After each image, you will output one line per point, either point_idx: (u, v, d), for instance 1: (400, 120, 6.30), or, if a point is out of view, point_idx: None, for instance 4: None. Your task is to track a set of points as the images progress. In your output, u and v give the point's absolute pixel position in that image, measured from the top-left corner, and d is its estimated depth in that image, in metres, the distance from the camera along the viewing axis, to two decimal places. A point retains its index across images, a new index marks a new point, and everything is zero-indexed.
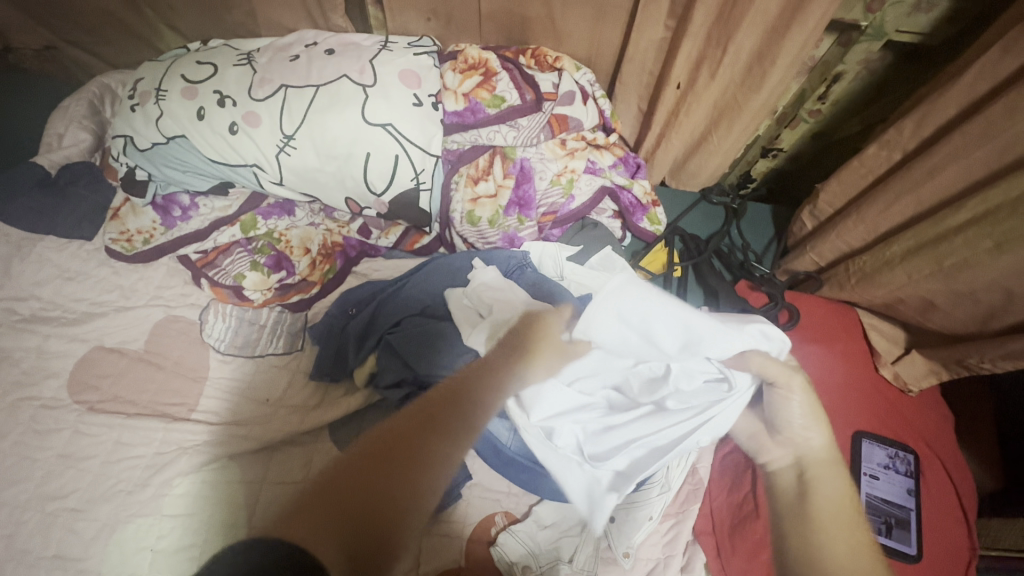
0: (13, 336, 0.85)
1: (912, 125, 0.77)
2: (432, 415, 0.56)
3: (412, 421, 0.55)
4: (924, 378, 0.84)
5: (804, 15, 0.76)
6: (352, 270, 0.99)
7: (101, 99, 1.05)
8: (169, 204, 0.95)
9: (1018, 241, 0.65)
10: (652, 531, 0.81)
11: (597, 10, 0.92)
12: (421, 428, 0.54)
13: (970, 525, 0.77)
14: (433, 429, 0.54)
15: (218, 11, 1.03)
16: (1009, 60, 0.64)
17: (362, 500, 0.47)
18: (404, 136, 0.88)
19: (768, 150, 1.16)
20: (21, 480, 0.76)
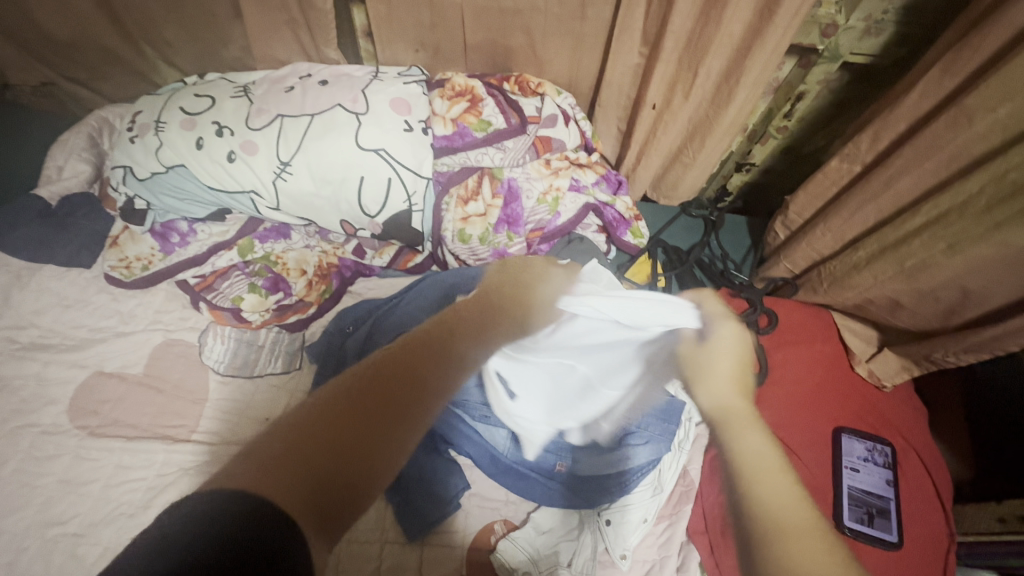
0: (13, 365, 0.86)
1: (869, 139, 0.83)
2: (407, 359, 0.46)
3: (384, 365, 0.45)
4: (896, 375, 0.89)
5: (765, 41, 0.83)
6: (347, 290, 1.03)
7: (99, 133, 1.08)
8: (167, 231, 0.97)
9: (969, 242, 0.71)
10: (647, 532, 0.84)
11: (576, 39, 0.98)
12: (394, 373, 0.44)
13: (947, 511, 0.81)
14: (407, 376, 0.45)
15: (215, 46, 1.08)
16: (949, 79, 0.71)
17: (319, 456, 0.37)
18: (396, 160, 0.92)
19: (742, 165, 1.23)
20: (22, 507, 0.77)
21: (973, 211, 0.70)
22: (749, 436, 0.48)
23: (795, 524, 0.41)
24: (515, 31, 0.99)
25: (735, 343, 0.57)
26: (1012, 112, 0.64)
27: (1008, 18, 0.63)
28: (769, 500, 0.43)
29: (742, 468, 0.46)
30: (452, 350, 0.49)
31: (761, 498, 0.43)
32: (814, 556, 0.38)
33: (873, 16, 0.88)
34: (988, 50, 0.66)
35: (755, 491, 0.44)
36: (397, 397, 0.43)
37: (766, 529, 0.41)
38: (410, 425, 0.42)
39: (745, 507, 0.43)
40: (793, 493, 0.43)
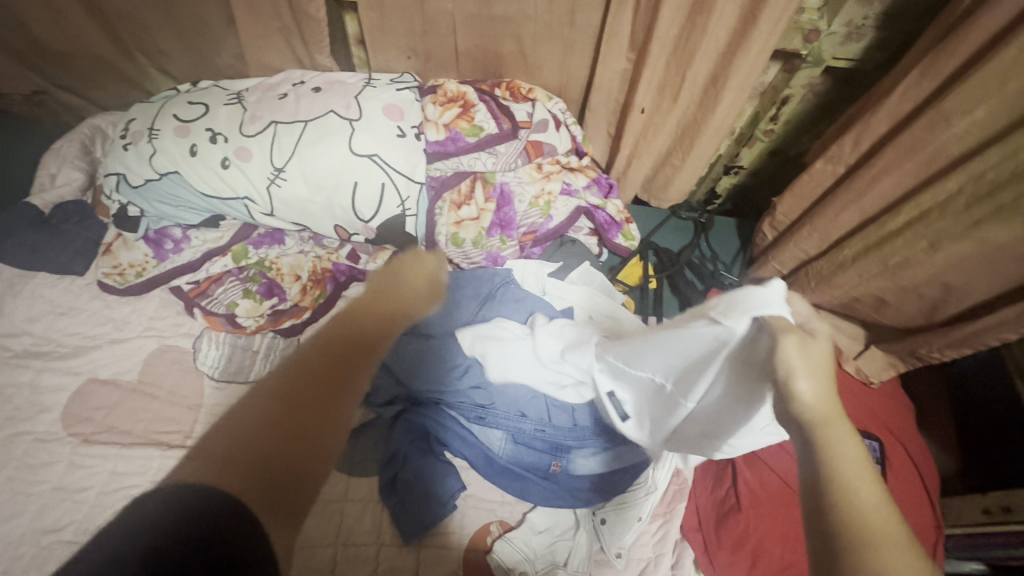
0: (7, 372, 0.86)
1: (851, 141, 0.86)
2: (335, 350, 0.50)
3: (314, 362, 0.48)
4: (884, 371, 0.91)
5: (750, 47, 0.85)
6: (342, 295, 1.01)
7: (92, 140, 1.09)
8: (161, 238, 0.99)
9: (949, 239, 0.73)
10: (642, 532, 0.84)
11: (565, 46, 1.00)
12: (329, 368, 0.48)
13: (934, 505, 0.83)
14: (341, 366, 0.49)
15: (208, 54, 1.09)
16: (926, 82, 0.74)
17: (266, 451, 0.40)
18: (389, 165, 0.93)
19: (730, 167, 1.25)
20: (17, 515, 0.76)
21: (952, 210, 0.72)
22: (844, 439, 0.43)
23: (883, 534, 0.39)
24: (506, 37, 1.00)
25: (822, 350, 0.46)
26: (987, 113, 0.66)
27: (981, 23, 0.65)
28: (856, 505, 0.40)
29: (831, 470, 0.41)
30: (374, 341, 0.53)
31: (848, 504, 0.40)
32: (905, 571, 0.37)
33: (854, 22, 0.90)
34: (964, 54, 0.68)
35: (842, 500, 0.40)
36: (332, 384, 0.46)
37: (848, 537, 0.39)
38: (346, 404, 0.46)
39: (831, 513, 0.40)
40: (879, 497, 0.40)
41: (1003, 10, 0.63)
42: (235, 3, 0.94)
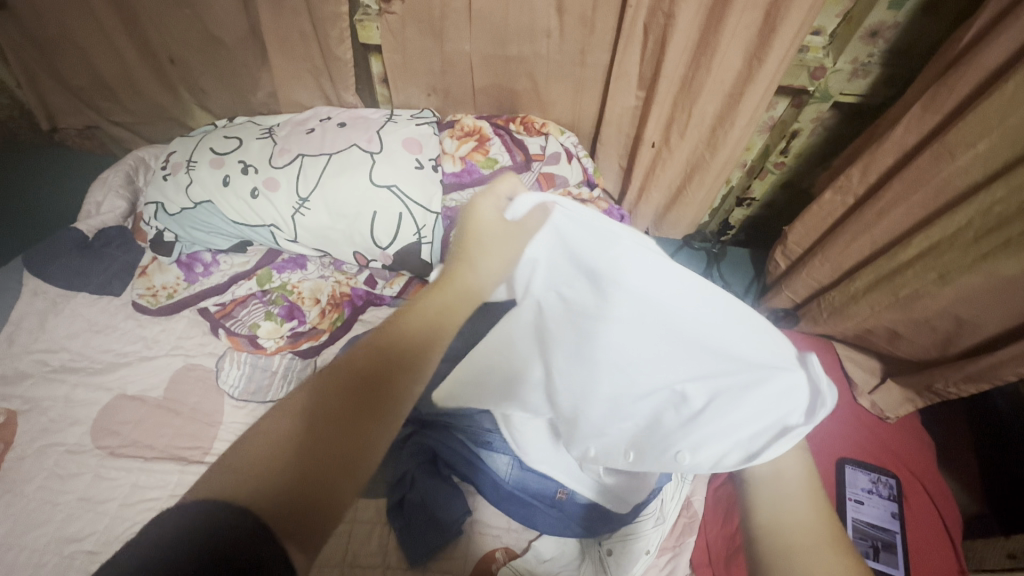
0: (45, 386, 0.92)
1: (859, 171, 0.86)
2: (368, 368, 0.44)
3: (346, 385, 0.43)
4: (901, 406, 0.89)
5: (754, 85, 0.88)
6: (358, 319, 1.05)
7: (136, 171, 1.17)
8: (193, 262, 1.05)
9: (957, 272, 0.73)
10: (650, 565, 0.81)
11: (576, 83, 1.05)
12: (368, 401, 0.43)
13: (957, 549, 0.80)
14: (361, 398, 0.43)
15: (245, 93, 1.18)
16: (930, 115, 0.75)
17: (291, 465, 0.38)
18: (407, 195, 0.98)
19: (743, 199, 1.26)
20: (43, 523, 0.80)
21: (962, 242, 0.72)
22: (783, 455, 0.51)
23: (802, 539, 0.45)
24: (520, 76, 1.06)
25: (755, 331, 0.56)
26: (990, 146, 0.67)
27: (981, 59, 0.67)
28: (792, 510, 0.47)
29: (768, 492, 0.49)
30: (425, 342, 0.48)
31: (779, 510, 0.47)
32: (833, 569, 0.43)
33: (859, 59, 0.93)
34: (966, 88, 0.70)
35: (772, 507, 0.48)
36: (321, 417, 0.41)
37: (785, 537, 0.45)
38: (371, 448, 0.41)
39: (764, 527, 0.47)
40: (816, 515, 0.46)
41: (1000, 47, 0.65)
42: (270, 48, 1.02)
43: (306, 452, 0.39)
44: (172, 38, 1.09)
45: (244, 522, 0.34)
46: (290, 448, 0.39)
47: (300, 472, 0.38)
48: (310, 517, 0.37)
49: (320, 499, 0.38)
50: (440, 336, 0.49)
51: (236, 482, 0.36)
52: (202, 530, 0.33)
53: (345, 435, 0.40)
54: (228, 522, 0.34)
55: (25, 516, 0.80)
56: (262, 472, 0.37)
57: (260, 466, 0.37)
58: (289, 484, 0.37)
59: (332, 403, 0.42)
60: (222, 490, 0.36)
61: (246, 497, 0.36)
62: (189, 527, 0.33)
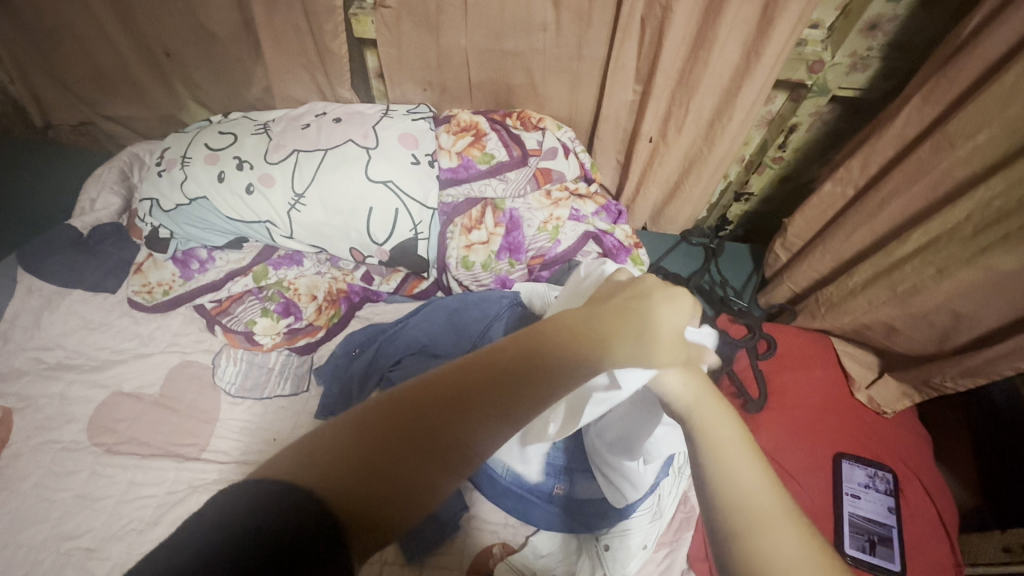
0: (40, 384, 0.91)
1: (859, 164, 0.86)
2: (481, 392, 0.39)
3: (429, 390, 0.38)
4: (897, 401, 0.89)
5: (752, 78, 0.88)
6: (356, 314, 1.06)
7: (130, 167, 1.17)
8: (188, 258, 1.04)
9: (956, 266, 0.72)
10: (647, 560, 0.81)
11: (574, 78, 1.04)
12: (447, 417, 0.37)
13: (952, 542, 0.80)
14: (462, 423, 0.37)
15: (240, 88, 1.18)
16: (929, 107, 0.74)
17: (358, 455, 0.34)
18: (403, 191, 0.98)
19: (741, 194, 1.25)
20: (39, 521, 0.80)
21: (960, 237, 0.71)
22: (725, 430, 0.46)
23: (767, 516, 0.39)
24: (516, 70, 1.05)
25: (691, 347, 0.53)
26: (990, 138, 0.66)
27: (980, 50, 0.66)
28: (740, 485, 0.41)
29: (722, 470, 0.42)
30: (545, 376, 0.42)
31: (726, 485, 0.41)
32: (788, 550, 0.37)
33: (858, 53, 0.92)
34: (966, 79, 0.69)
35: (719, 487, 0.42)
36: (410, 425, 0.36)
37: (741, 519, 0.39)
38: (439, 471, 0.36)
39: (715, 508, 0.41)
40: (767, 487, 0.41)
41: (999, 38, 0.64)
42: (265, 43, 1.02)
43: (381, 452, 0.34)
44: (167, 31, 1.09)
45: (290, 505, 0.30)
46: (365, 436, 0.35)
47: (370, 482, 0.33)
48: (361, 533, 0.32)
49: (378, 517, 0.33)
50: (568, 369, 0.44)
51: (296, 458, 0.33)
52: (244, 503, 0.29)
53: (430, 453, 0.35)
54: (280, 506, 0.30)
55: (22, 514, 0.80)
56: (323, 459, 0.33)
57: (329, 456, 0.33)
58: (350, 477, 0.33)
59: (427, 416, 0.37)
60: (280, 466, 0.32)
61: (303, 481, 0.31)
62: (236, 506, 0.29)
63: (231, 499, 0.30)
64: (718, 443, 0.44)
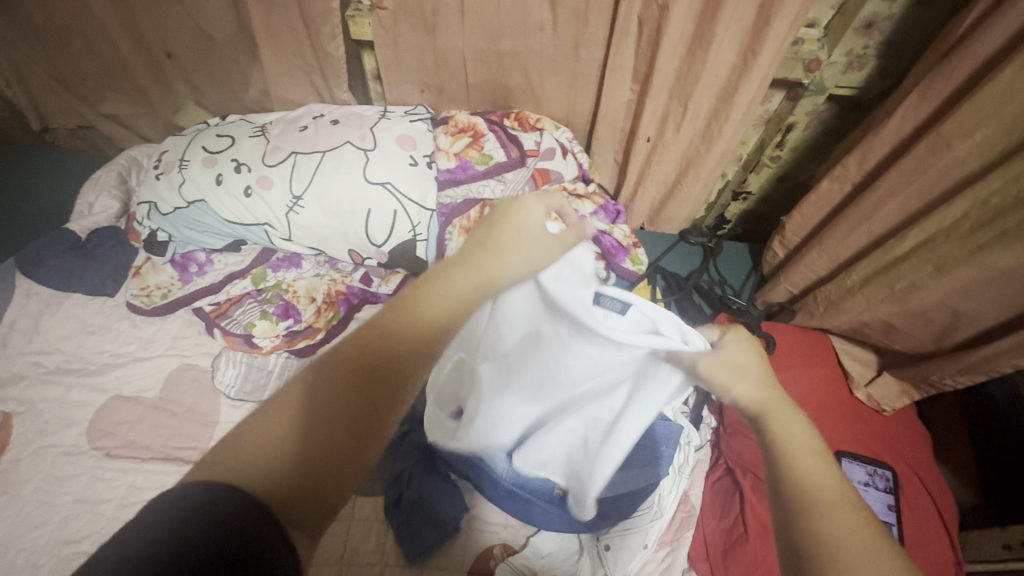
0: (40, 388, 0.91)
1: (856, 162, 0.86)
2: (379, 351, 0.42)
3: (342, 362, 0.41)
4: (897, 399, 0.89)
5: (747, 78, 0.88)
6: (354, 317, 1.05)
7: (128, 171, 1.16)
8: (186, 261, 1.04)
9: (954, 264, 0.73)
10: (648, 559, 0.80)
11: (570, 78, 1.04)
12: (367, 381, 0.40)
13: (952, 538, 0.80)
14: (371, 383, 0.40)
15: (238, 91, 1.18)
16: (926, 105, 0.75)
17: (297, 449, 0.37)
18: (401, 192, 0.98)
19: (739, 193, 1.26)
20: (39, 525, 0.80)
21: (958, 235, 0.71)
22: (793, 430, 0.43)
23: (828, 503, 0.38)
24: (513, 71, 1.05)
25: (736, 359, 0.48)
26: (986, 136, 0.66)
27: (976, 48, 0.66)
28: (807, 474, 0.40)
29: (786, 456, 0.41)
30: (439, 330, 0.44)
31: (798, 477, 0.40)
32: (851, 531, 0.37)
33: (854, 51, 0.93)
34: (961, 77, 0.70)
35: (794, 483, 0.40)
36: (324, 404, 0.39)
37: (804, 502, 0.39)
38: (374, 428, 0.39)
39: (787, 490, 0.40)
40: (830, 472, 0.40)
41: (994, 36, 0.64)
42: (261, 45, 1.02)
43: (316, 438, 0.37)
44: (163, 34, 1.08)
45: (233, 507, 0.33)
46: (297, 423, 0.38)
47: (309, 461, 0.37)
48: (321, 505, 0.36)
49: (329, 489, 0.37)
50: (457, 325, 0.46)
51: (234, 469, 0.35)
52: (194, 515, 0.32)
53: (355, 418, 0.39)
54: (223, 502, 0.33)
55: (22, 518, 0.80)
56: (263, 463, 0.36)
57: (271, 451, 0.36)
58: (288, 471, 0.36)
59: (329, 399, 0.39)
60: (218, 470, 0.35)
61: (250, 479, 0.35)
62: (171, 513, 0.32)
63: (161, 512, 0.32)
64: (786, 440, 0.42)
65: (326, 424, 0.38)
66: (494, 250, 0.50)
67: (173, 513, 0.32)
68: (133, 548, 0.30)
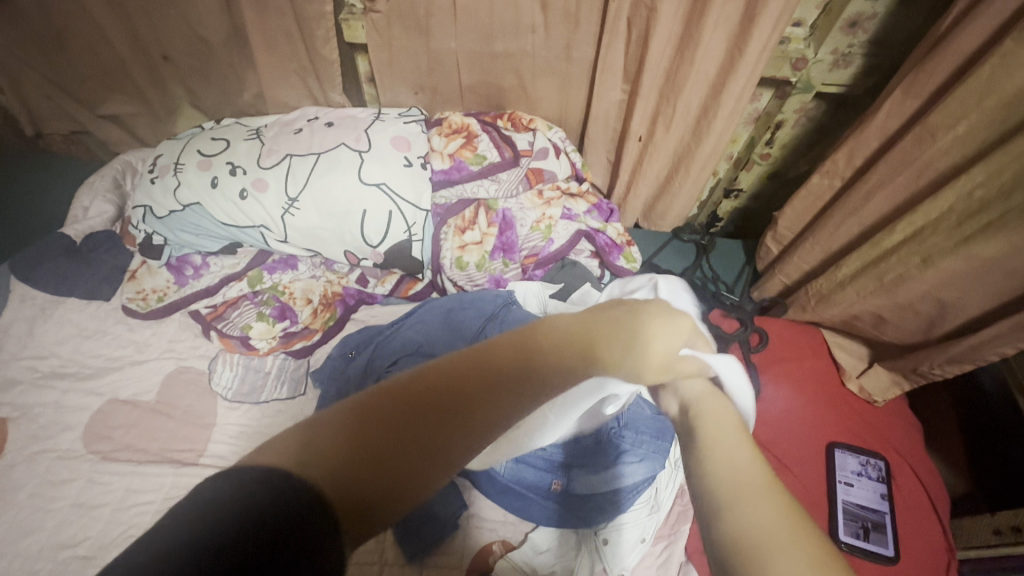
0: (35, 393, 0.91)
1: (845, 157, 0.88)
2: (450, 394, 0.35)
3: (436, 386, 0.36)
4: (888, 390, 0.91)
5: (737, 75, 0.89)
6: (351, 317, 1.06)
7: (123, 175, 1.17)
8: (182, 264, 1.04)
9: (940, 256, 0.74)
10: (645, 553, 0.81)
11: (563, 79, 1.06)
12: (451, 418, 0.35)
13: (944, 525, 0.81)
14: (430, 424, 0.34)
15: (233, 94, 1.19)
16: (910, 100, 0.76)
17: (358, 458, 0.32)
18: (396, 193, 0.98)
19: (730, 191, 1.27)
20: (35, 530, 0.79)
21: (944, 227, 0.73)
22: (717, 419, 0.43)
23: (751, 490, 0.35)
24: (506, 72, 1.06)
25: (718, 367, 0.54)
26: (969, 129, 0.68)
27: (956, 43, 0.68)
28: (722, 463, 0.38)
29: (706, 447, 0.40)
30: (538, 376, 0.38)
31: (717, 467, 0.38)
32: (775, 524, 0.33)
33: (839, 50, 0.94)
34: (944, 72, 0.71)
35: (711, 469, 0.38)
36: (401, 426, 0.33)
37: (722, 497, 0.36)
38: (444, 465, 0.34)
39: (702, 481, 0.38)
40: (749, 459, 0.38)
41: (974, 32, 0.66)
42: (256, 49, 1.02)
43: (380, 450, 0.32)
44: (158, 38, 1.09)
45: (284, 485, 0.30)
46: (364, 426, 0.33)
47: (349, 471, 0.31)
48: (368, 518, 0.32)
49: (368, 504, 0.31)
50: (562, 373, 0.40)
51: (288, 451, 0.31)
52: (240, 496, 0.28)
53: (409, 450, 0.33)
54: (286, 484, 0.30)
55: (17, 524, 0.80)
56: (316, 453, 0.31)
57: (317, 444, 0.32)
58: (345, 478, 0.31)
59: (410, 419, 0.34)
60: (252, 458, 0.31)
61: (288, 474, 0.30)
62: (233, 489, 0.29)
63: (216, 486, 0.29)
64: (718, 478, 0.37)
65: (405, 443, 0.33)
66: (620, 330, 0.44)
67: (209, 497, 0.28)
68: (186, 525, 0.27)
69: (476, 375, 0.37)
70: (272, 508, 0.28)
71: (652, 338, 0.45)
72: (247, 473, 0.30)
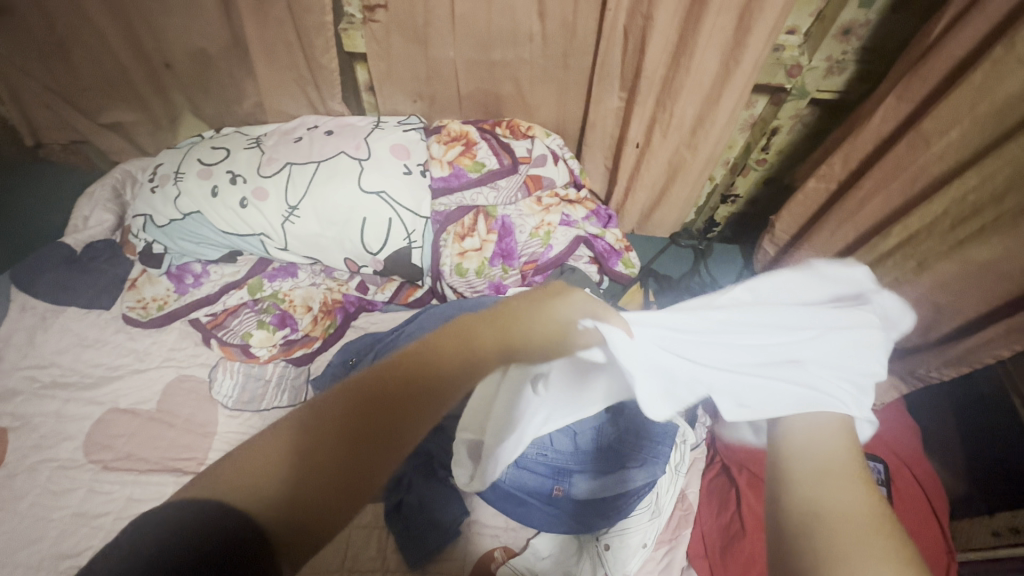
0: (35, 402, 0.91)
1: (840, 162, 0.89)
2: (370, 402, 0.37)
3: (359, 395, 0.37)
4: (886, 393, 0.92)
5: (733, 82, 0.90)
6: (352, 324, 1.06)
7: (123, 185, 1.17)
8: (182, 272, 1.05)
9: (936, 260, 0.75)
10: (647, 559, 0.81)
11: (561, 87, 1.07)
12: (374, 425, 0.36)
13: (943, 528, 0.82)
14: (349, 434, 0.35)
15: (232, 103, 1.20)
16: (904, 106, 0.77)
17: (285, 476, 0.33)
18: (396, 201, 0.99)
19: (727, 196, 1.28)
20: (37, 540, 0.79)
21: (939, 230, 0.74)
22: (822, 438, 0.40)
23: (834, 487, 0.34)
24: (504, 80, 1.07)
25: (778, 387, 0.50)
26: (962, 135, 0.69)
27: (947, 50, 0.69)
28: (812, 467, 0.36)
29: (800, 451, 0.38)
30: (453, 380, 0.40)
31: (806, 460, 0.37)
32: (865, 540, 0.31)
33: (833, 57, 0.95)
34: (935, 79, 0.73)
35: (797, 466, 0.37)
36: (323, 437, 0.35)
37: (804, 496, 0.34)
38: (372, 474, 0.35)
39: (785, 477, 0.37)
40: (846, 471, 0.36)
41: (964, 41, 0.68)
42: (256, 59, 1.03)
43: (305, 465, 0.34)
44: (159, 49, 1.10)
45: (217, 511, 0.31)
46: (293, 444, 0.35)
47: (308, 490, 0.33)
48: (301, 537, 0.32)
49: (329, 518, 0.33)
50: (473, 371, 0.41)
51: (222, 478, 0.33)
52: (178, 524, 0.30)
53: (348, 460, 0.35)
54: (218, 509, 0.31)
55: (17, 534, 0.79)
56: (245, 478, 0.33)
57: (247, 468, 0.33)
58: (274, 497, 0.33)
59: (333, 432, 0.35)
60: (208, 487, 0.32)
61: (247, 505, 0.32)
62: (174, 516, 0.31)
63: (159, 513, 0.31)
64: (795, 467, 0.37)
65: (327, 454, 0.34)
66: (527, 317, 0.46)
67: (157, 526, 0.30)
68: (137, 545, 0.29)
69: (394, 380, 0.39)
70: (205, 531, 0.30)
71: (557, 322, 0.48)
72: (205, 508, 0.31)
